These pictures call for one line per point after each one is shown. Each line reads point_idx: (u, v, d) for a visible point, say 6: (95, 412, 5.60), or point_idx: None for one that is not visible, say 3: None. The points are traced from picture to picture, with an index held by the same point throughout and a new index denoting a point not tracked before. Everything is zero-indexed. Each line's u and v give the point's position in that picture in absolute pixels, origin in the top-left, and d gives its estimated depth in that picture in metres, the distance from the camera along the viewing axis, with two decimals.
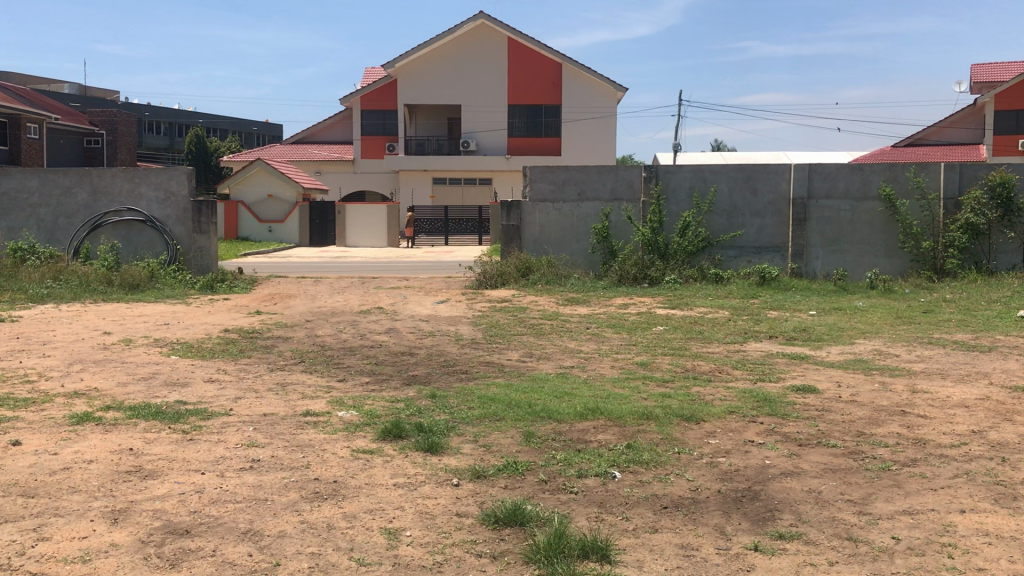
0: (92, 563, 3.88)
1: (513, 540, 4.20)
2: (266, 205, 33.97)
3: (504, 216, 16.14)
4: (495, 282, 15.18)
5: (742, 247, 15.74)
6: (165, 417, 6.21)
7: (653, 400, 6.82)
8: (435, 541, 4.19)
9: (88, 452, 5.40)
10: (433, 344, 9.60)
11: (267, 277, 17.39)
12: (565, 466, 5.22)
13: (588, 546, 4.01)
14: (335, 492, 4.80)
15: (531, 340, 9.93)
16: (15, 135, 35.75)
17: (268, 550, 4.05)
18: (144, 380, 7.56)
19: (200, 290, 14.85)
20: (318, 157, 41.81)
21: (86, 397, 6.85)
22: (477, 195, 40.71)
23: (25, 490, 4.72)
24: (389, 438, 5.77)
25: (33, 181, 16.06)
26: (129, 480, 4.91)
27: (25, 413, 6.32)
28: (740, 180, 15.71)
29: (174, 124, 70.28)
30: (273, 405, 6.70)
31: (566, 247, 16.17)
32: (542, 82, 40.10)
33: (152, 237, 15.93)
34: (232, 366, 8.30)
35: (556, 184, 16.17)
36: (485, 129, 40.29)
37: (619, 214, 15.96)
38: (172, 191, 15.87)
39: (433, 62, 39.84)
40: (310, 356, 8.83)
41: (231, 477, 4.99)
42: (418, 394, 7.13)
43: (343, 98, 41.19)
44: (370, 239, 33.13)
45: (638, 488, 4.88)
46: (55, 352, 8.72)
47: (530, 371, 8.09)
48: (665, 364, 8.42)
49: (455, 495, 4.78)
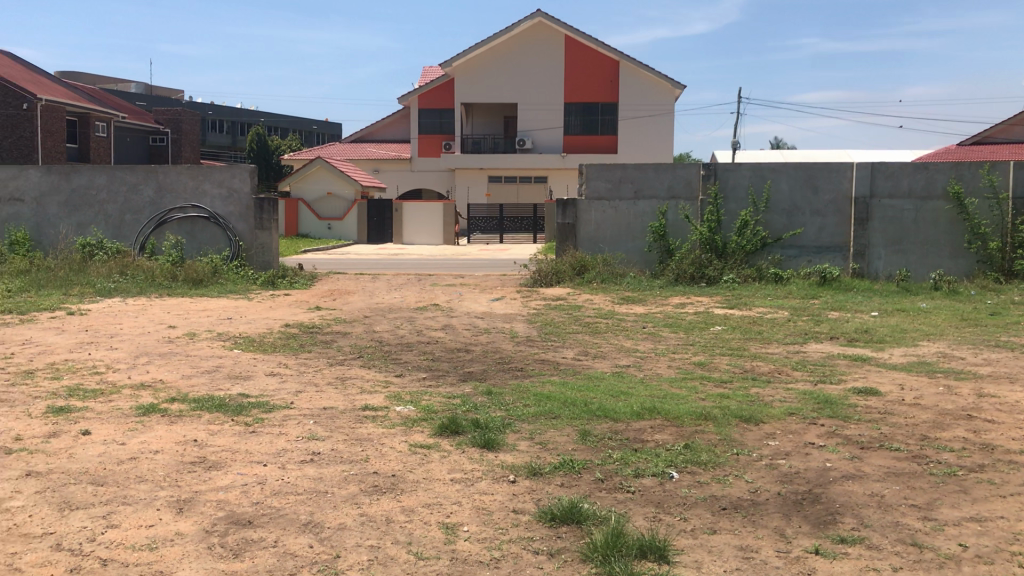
0: (159, 551, 3.98)
1: (570, 538, 4.21)
2: (326, 203, 34.48)
3: (560, 214, 16.12)
4: (550, 281, 15.20)
5: (802, 246, 15.55)
6: (228, 409, 6.35)
7: (712, 401, 6.77)
8: (493, 537, 4.21)
9: (154, 442, 5.52)
10: (488, 341, 9.61)
11: (325, 274, 17.53)
12: (621, 465, 5.20)
13: (646, 546, 3.99)
14: (393, 485, 4.85)
15: (586, 339, 9.90)
16: (85, 134, 36.84)
17: (328, 542, 4.11)
18: (208, 372, 7.73)
19: (262, 285, 15.14)
20: (375, 156, 42.20)
21: (152, 389, 7.02)
22: (533, 194, 40.84)
23: (96, 478, 4.86)
24: (447, 433, 5.82)
25: (101, 178, 16.43)
26: (195, 471, 5.01)
27: (94, 404, 6.49)
28: (801, 178, 15.49)
29: (236, 123, 71.86)
30: (332, 399, 6.80)
31: (623, 246, 16.08)
32: (599, 80, 39.99)
33: (216, 233, 16.25)
34: (293, 360, 8.43)
35: (613, 181, 16.10)
36: (542, 127, 40.30)
37: (677, 212, 15.84)
38: (235, 188, 16.18)
39: (491, 60, 40.02)
40: (367, 352, 8.92)
41: (293, 469, 5.07)
42: (473, 391, 7.16)
43: (401, 97, 41.38)
44: (426, 237, 33.30)
45: (695, 488, 4.84)
46: (123, 345, 8.94)
47: (586, 369, 8.06)
48: (724, 364, 8.33)
49: (512, 491, 4.80)
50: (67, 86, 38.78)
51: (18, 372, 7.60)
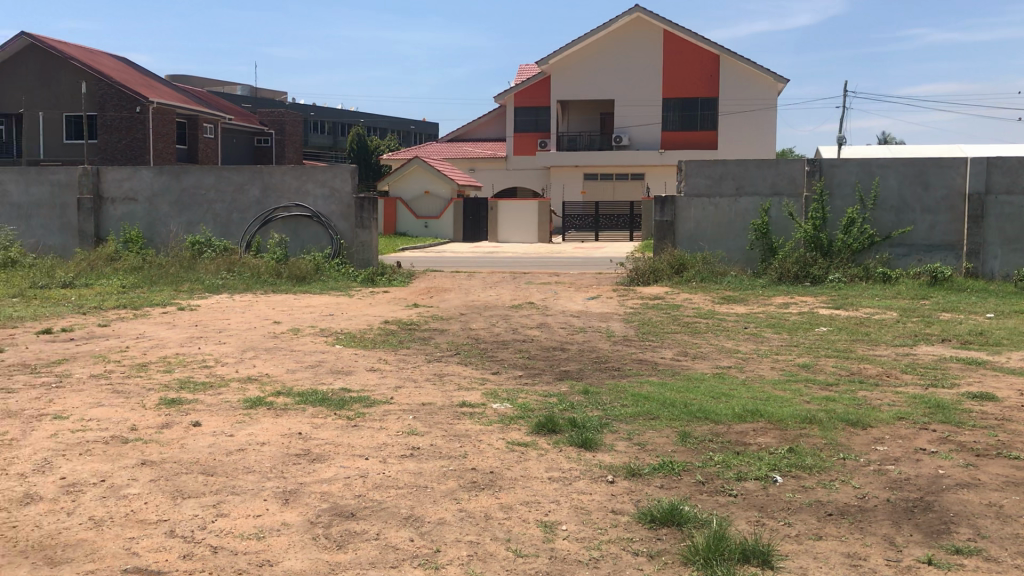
0: (266, 540, 4.09)
1: (671, 540, 4.15)
2: (423, 202, 35.11)
3: (658, 212, 15.93)
4: (648, 279, 15.04)
5: (912, 245, 15.01)
6: (331, 403, 6.48)
7: (816, 404, 6.58)
8: (592, 536, 4.18)
9: (261, 434, 5.68)
10: (585, 340, 9.58)
11: (423, 272, 17.77)
12: (723, 468, 5.10)
13: (749, 551, 3.91)
14: (492, 482, 4.87)
15: (685, 339, 9.77)
16: (194, 135, 38.25)
17: (428, 536, 4.16)
18: (311, 367, 7.92)
19: (362, 283, 15.44)
20: (471, 155, 42.57)
21: (259, 382, 7.24)
22: (629, 192, 40.54)
23: (206, 468, 5.02)
24: (544, 432, 5.82)
25: (209, 178, 17.00)
26: (299, 463, 5.14)
27: (204, 396, 6.72)
28: (911, 174, 14.96)
29: (336, 124, 73.51)
30: (430, 395, 6.88)
31: (724, 244, 15.81)
32: (698, 75, 39.40)
33: (318, 232, 16.64)
34: (392, 356, 8.55)
35: (713, 178, 15.82)
36: (639, 123, 39.95)
37: (780, 210, 15.47)
38: (337, 187, 16.54)
39: (589, 56, 39.95)
40: (465, 349, 9.00)
41: (393, 463, 5.14)
42: (571, 390, 7.13)
43: (497, 96, 41.64)
44: (521, 236, 33.40)
45: (800, 493, 4.71)
46: (231, 340, 9.24)
47: (685, 370, 7.95)
48: (829, 367, 8.09)
49: (611, 492, 4.76)
50: (178, 90, 40.36)
51: (133, 364, 7.93)
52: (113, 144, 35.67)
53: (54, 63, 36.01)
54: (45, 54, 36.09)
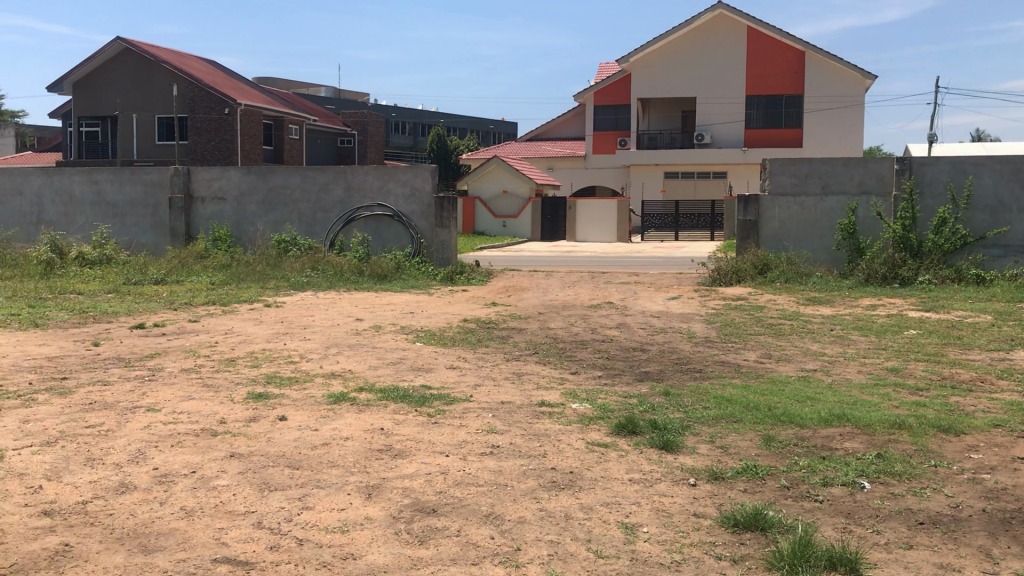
0: (350, 534, 4.16)
1: (755, 545, 4.08)
2: (503, 201, 35.04)
3: (741, 211, 15.70)
4: (730, 280, 14.80)
5: (1008, 246, 14.46)
6: (412, 400, 6.55)
7: (906, 409, 6.39)
8: (674, 539, 4.14)
9: (344, 429, 5.78)
10: (665, 341, 9.48)
11: (503, 271, 17.86)
12: (808, 473, 4.99)
13: (836, 558, 3.81)
14: (572, 482, 4.85)
15: (769, 340, 9.60)
16: (279, 136, 39.20)
17: (508, 534, 4.17)
18: (392, 364, 8.02)
19: (441, 281, 15.58)
20: (550, 154, 42.58)
21: (342, 378, 7.37)
22: (710, 190, 40.05)
23: (292, 461, 5.13)
24: (624, 433, 5.78)
25: (295, 178, 17.36)
26: (381, 458, 5.21)
27: (289, 391, 6.87)
28: (1007, 172, 14.47)
29: (416, 125, 74.33)
30: (510, 394, 6.90)
31: (809, 244, 15.48)
32: (783, 71, 38.64)
33: (400, 231, 16.86)
34: (472, 354, 8.60)
35: (798, 177, 15.52)
36: (720, 121, 39.41)
37: (867, 209, 15.07)
38: (418, 187, 16.72)
39: (671, 54, 39.54)
40: (543, 348, 9.01)
41: (474, 461, 5.18)
42: (651, 391, 7.07)
43: (576, 95, 41.55)
44: (599, 235, 33.26)
45: (890, 500, 4.58)
46: (315, 336, 9.42)
47: (769, 373, 7.80)
48: (919, 371, 7.84)
49: (693, 495, 4.70)
50: (265, 92, 41.40)
51: (222, 359, 8.15)
52: (202, 145, 36.79)
53: (147, 66, 37.23)
54: (139, 59, 37.35)
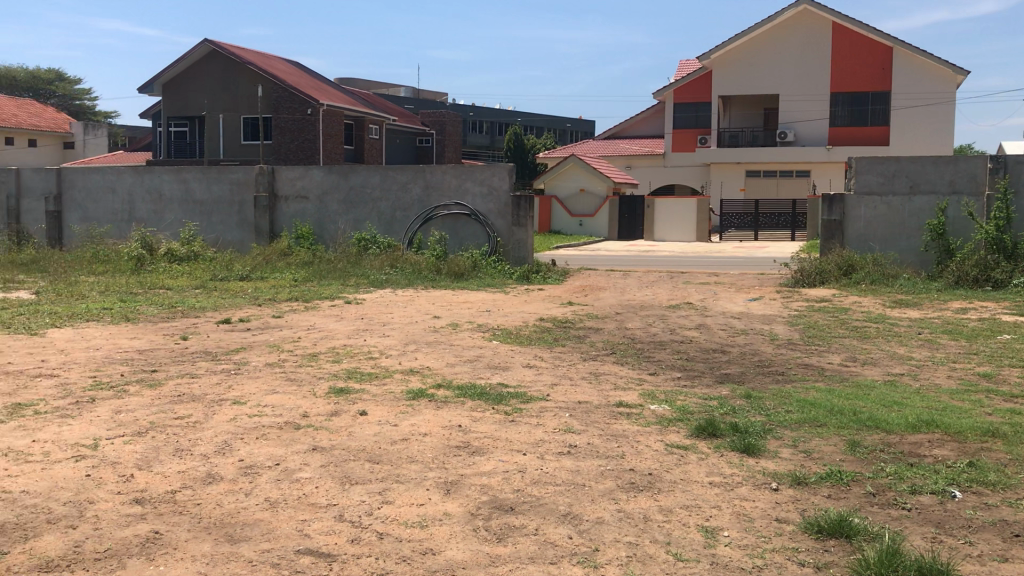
0: (429, 529, 4.19)
1: (840, 552, 3.98)
2: (580, 199, 35.07)
3: (825, 211, 15.25)
4: (813, 281, 14.48)
5: None
6: (489, 397, 6.58)
7: (999, 416, 6.16)
8: (755, 545, 4.07)
9: (423, 425, 5.84)
10: (745, 343, 9.33)
11: (580, 270, 17.81)
12: (895, 480, 4.85)
13: (926, 568, 3.69)
14: (651, 484, 4.81)
15: (854, 343, 9.37)
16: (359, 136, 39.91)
17: (586, 534, 4.16)
18: (470, 361, 8.07)
19: (518, 280, 15.63)
20: (628, 152, 42.31)
21: (420, 374, 7.44)
22: (792, 189, 39.29)
23: (372, 456, 5.21)
24: (704, 436, 5.70)
25: (375, 177, 17.60)
26: (460, 455, 5.25)
27: (369, 386, 6.97)
28: None
29: (493, 124, 74.63)
30: (587, 394, 6.87)
31: (895, 244, 15.06)
32: (869, 67, 37.64)
33: (477, 230, 16.98)
34: (548, 354, 8.60)
35: (885, 176, 15.14)
36: (803, 119, 38.66)
37: (958, 209, 14.61)
38: (495, 186, 16.79)
39: (753, 51, 38.91)
40: (621, 348, 8.95)
41: (551, 460, 5.17)
42: (731, 393, 6.96)
43: (655, 93, 41.19)
44: (677, 235, 32.91)
45: (982, 511, 4.43)
46: (394, 333, 9.54)
47: (854, 377, 7.60)
48: (1014, 377, 7.55)
49: (775, 499, 4.61)
50: (347, 92, 42.14)
51: (304, 354, 8.31)
52: (286, 145, 37.66)
53: (234, 68, 38.21)
54: (226, 60, 38.37)
